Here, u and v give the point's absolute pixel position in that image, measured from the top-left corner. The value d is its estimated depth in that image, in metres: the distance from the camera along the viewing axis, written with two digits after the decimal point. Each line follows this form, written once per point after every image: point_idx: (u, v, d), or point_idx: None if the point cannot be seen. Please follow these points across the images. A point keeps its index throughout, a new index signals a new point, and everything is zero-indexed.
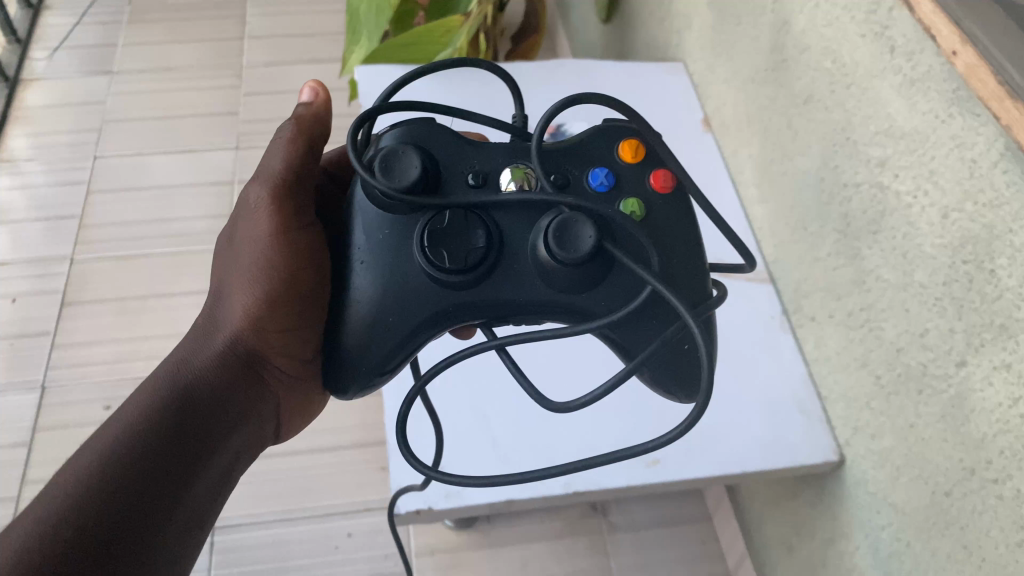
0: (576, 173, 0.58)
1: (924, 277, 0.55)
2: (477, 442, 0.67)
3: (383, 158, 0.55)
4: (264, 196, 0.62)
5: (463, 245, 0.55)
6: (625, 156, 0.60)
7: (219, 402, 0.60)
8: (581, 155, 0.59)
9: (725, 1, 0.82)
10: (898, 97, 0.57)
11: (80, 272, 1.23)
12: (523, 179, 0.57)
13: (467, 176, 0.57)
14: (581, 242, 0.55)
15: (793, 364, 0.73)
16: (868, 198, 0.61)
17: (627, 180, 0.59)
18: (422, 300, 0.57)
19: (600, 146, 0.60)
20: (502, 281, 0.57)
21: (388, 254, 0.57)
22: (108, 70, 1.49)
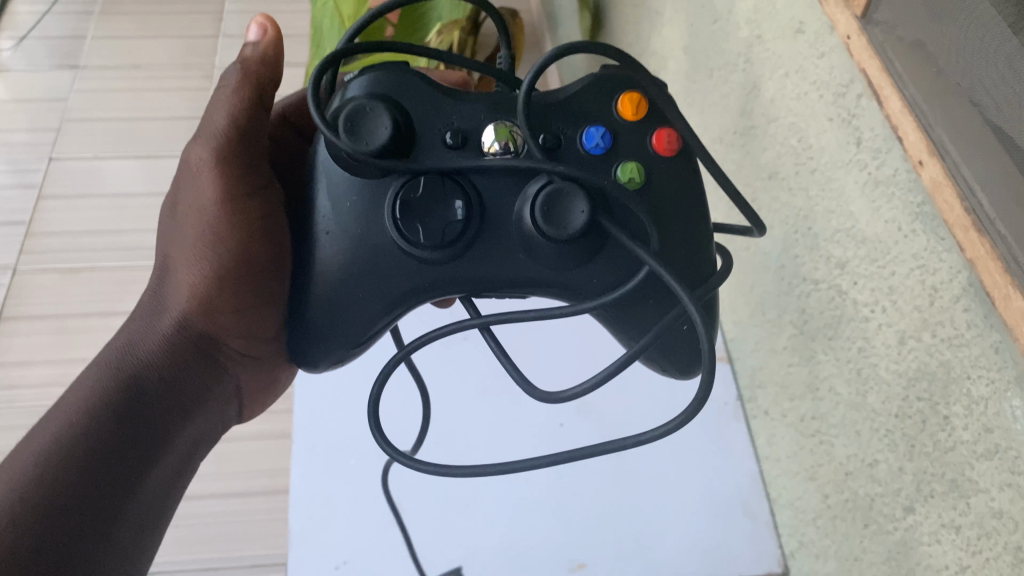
0: (569, 132, 0.49)
1: (877, 402, 0.49)
2: (387, 534, 0.62)
3: (348, 115, 0.46)
4: (209, 158, 0.55)
5: (439, 216, 0.48)
6: (626, 111, 0.50)
7: (173, 384, 0.54)
8: (575, 107, 0.50)
9: (699, 49, 0.76)
10: (862, 197, 0.50)
11: (22, 283, 1.22)
12: (508, 139, 0.48)
13: (444, 133, 0.48)
14: (573, 217, 0.48)
15: (743, 458, 0.67)
16: (826, 299, 0.55)
17: (628, 138, 0.50)
18: (397, 274, 0.50)
19: (597, 96, 0.50)
20: (482, 254, 0.50)
21: (354, 225, 0.50)
22: (74, 65, 1.49)
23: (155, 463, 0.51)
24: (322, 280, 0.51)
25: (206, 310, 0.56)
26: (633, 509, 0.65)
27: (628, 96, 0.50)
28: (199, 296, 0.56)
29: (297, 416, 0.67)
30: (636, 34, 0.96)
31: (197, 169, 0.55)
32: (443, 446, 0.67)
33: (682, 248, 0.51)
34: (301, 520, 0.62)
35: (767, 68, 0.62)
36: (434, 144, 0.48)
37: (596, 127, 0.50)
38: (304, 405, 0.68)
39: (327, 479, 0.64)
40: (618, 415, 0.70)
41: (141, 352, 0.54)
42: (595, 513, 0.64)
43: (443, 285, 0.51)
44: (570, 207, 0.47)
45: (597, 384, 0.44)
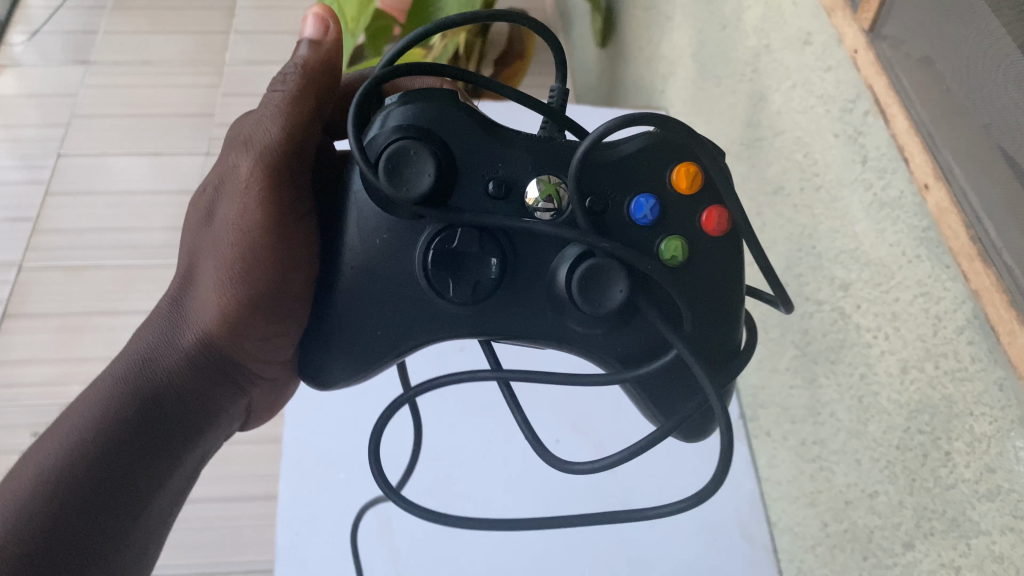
0: (617, 197, 0.43)
1: (878, 432, 0.48)
2: (374, 548, 0.61)
3: (390, 155, 0.41)
4: (257, 171, 0.48)
5: (471, 274, 0.43)
6: (680, 184, 0.44)
7: (188, 403, 0.50)
8: (629, 168, 0.43)
9: (707, 57, 0.74)
10: (867, 218, 0.48)
11: (27, 280, 1.22)
12: (553, 196, 0.43)
13: (486, 182, 0.43)
14: (610, 296, 0.43)
15: (743, 479, 0.65)
16: (829, 321, 0.53)
17: (678, 213, 0.44)
18: (418, 320, 0.45)
19: (656, 159, 0.44)
20: (510, 312, 0.45)
21: (383, 265, 0.44)
22: (84, 60, 1.49)
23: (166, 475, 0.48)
24: (337, 317, 0.46)
25: (234, 332, 0.50)
26: (628, 530, 0.63)
27: (686, 166, 0.43)
28: (230, 317, 0.50)
29: (287, 427, 0.66)
30: (646, 39, 0.94)
31: (242, 181, 0.48)
32: (435, 462, 0.66)
33: (724, 318, 0.46)
34: (287, 535, 0.61)
35: (774, 79, 0.61)
36: (473, 194, 0.42)
37: (647, 194, 0.44)
38: (295, 415, 0.67)
39: (314, 493, 0.63)
40: (616, 435, 0.68)
41: (153, 372, 0.49)
42: (588, 534, 0.63)
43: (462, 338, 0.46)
44: (613, 280, 0.43)
45: (610, 465, 0.42)
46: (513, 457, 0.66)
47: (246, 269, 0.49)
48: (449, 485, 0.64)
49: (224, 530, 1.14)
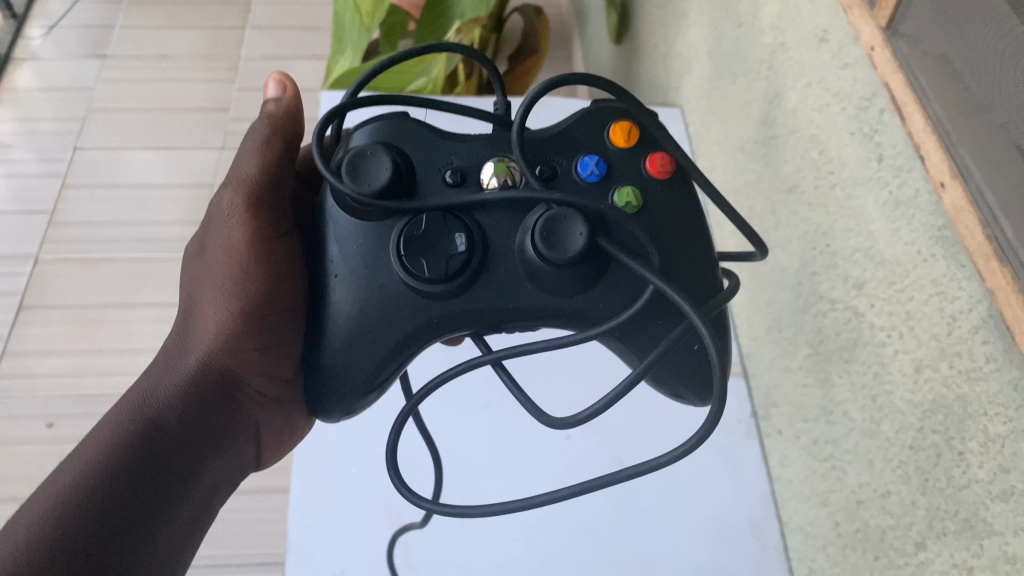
0: (564, 162, 0.50)
1: (891, 432, 0.47)
2: (383, 544, 0.61)
3: (349, 160, 0.46)
4: (238, 202, 0.53)
5: (443, 247, 0.47)
6: (617, 140, 0.51)
7: (192, 428, 0.51)
8: (567, 140, 0.51)
9: (723, 54, 0.74)
10: (882, 217, 0.48)
11: (44, 272, 1.23)
12: (507, 174, 0.48)
13: (444, 173, 0.49)
14: (572, 241, 0.46)
15: (754, 478, 0.65)
16: (843, 320, 0.53)
17: (620, 166, 0.50)
18: (406, 308, 0.49)
19: (588, 131, 0.51)
20: (490, 287, 0.49)
21: (364, 267, 0.49)
22: (102, 54, 1.50)
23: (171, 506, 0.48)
24: (337, 322, 0.50)
25: (230, 353, 0.54)
26: (638, 529, 0.63)
27: (619, 125, 0.51)
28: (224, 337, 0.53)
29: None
30: (661, 35, 0.94)
31: (225, 214, 0.54)
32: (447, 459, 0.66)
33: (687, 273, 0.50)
34: (298, 529, 0.61)
35: (790, 76, 0.60)
36: (433, 184, 0.48)
37: (589, 157, 0.50)
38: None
39: (325, 488, 0.63)
40: (629, 433, 0.67)
41: (151, 402, 0.51)
42: (599, 532, 0.63)
43: (454, 318, 0.49)
44: (569, 228, 0.46)
45: (605, 404, 0.44)
46: (524, 454, 0.66)
47: (239, 291, 0.53)
48: (460, 479, 0.65)
49: (237, 523, 1.15)
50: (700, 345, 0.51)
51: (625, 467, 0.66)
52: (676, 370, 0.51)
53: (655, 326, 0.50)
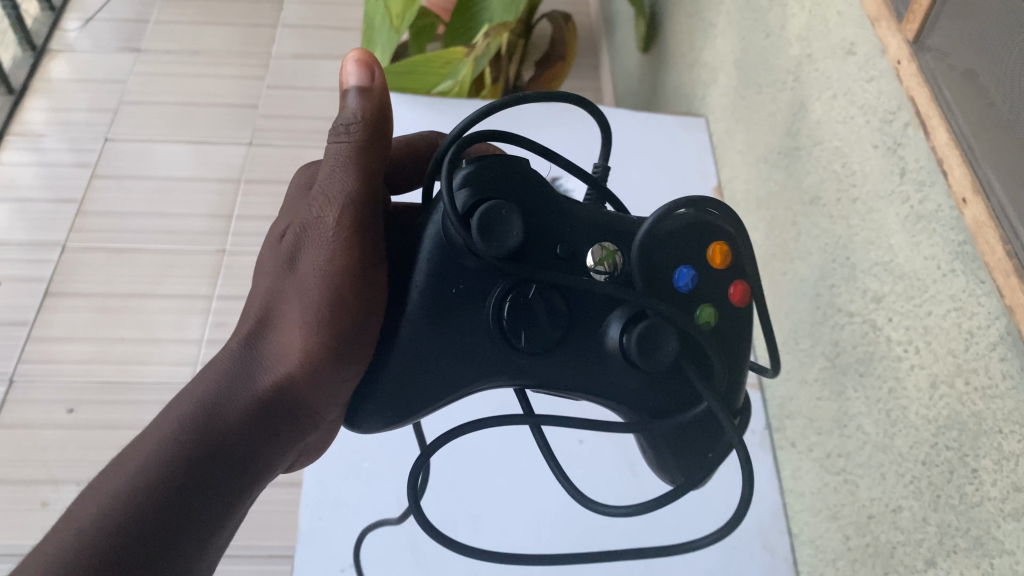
0: (667, 262, 0.44)
1: (904, 447, 0.47)
2: (394, 537, 0.62)
3: (483, 211, 0.40)
4: (332, 218, 0.43)
5: (541, 327, 0.42)
6: (717, 257, 0.45)
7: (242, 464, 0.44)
8: (671, 239, 0.44)
9: (749, 65, 0.74)
10: (902, 231, 0.48)
11: (69, 260, 1.25)
12: (611, 265, 0.43)
13: (552, 244, 0.43)
14: (661, 354, 0.43)
15: (766, 489, 0.65)
16: (860, 333, 0.53)
17: (716, 286, 0.45)
18: (477, 371, 0.43)
19: (694, 234, 0.45)
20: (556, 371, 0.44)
21: (452, 311, 0.42)
22: (135, 48, 1.52)
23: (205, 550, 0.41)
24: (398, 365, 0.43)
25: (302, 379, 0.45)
26: (647, 534, 0.63)
27: (720, 244, 0.45)
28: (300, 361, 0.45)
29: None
30: (688, 45, 0.94)
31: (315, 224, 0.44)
32: (457, 455, 0.66)
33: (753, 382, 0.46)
34: (310, 520, 0.62)
35: (815, 88, 0.60)
36: (540, 252, 0.42)
37: (689, 263, 0.44)
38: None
39: (336, 480, 0.64)
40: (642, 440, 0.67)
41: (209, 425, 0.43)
42: (607, 535, 0.62)
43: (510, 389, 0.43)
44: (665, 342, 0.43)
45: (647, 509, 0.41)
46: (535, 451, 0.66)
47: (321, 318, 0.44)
48: (472, 476, 0.65)
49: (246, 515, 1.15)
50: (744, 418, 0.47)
51: (637, 473, 0.66)
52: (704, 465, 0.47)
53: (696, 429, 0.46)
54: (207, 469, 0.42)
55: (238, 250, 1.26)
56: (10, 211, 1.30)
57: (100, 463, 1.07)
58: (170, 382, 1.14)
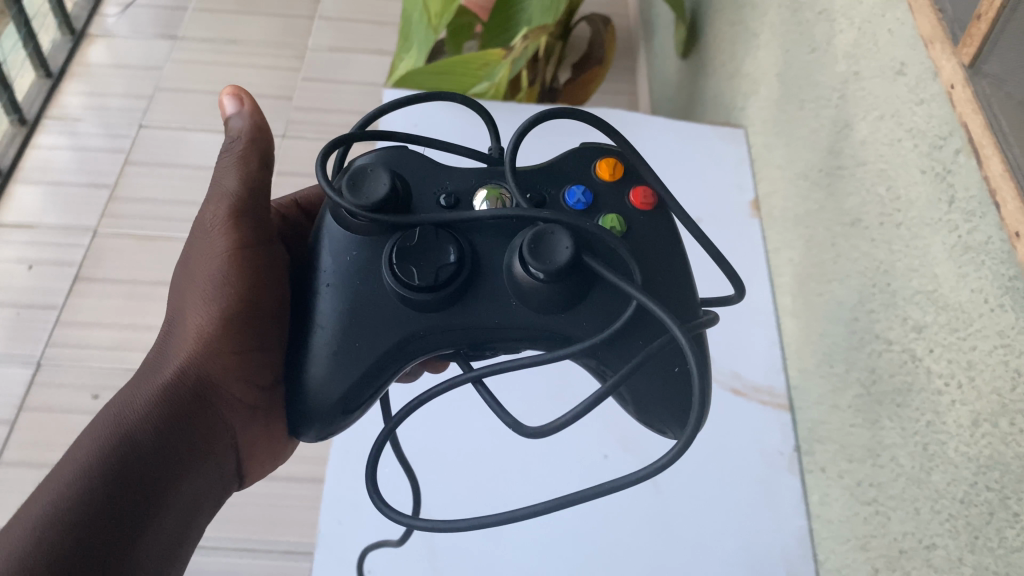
0: (552, 191, 0.51)
1: (941, 482, 0.46)
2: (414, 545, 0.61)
3: (350, 175, 0.47)
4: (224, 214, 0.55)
5: (434, 258, 0.47)
6: (603, 174, 0.52)
7: (170, 440, 0.51)
8: (556, 172, 0.52)
9: (793, 78, 0.73)
10: (948, 260, 0.47)
11: (99, 246, 1.25)
12: (498, 199, 0.49)
13: (437, 196, 0.49)
14: (558, 255, 0.46)
15: (793, 513, 0.64)
16: (898, 362, 0.52)
17: (606, 199, 0.51)
18: (392, 318, 0.48)
19: (576, 166, 0.52)
20: (476, 307, 0.49)
21: (355, 278, 0.49)
22: (172, 35, 1.52)
23: (153, 518, 0.48)
24: (321, 338, 0.49)
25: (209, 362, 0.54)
26: (668, 552, 0.62)
27: (605, 159, 0.52)
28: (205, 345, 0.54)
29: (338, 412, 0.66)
30: (730, 54, 0.92)
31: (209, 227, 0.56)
32: (476, 464, 0.65)
33: (678, 289, 0.50)
34: (330, 524, 0.62)
35: (861, 107, 0.59)
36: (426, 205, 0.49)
37: (580, 186, 0.51)
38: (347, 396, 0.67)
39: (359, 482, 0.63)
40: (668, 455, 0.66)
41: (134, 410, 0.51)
42: (628, 554, 0.62)
43: (434, 329, 0.49)
44: (554, 240, 0.46)
45: (577, 415, 0.43)
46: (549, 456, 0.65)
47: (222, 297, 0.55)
48: (490, 484, 0.64)
49: (265, 508, 1.15)
50: (681, 368, 0.50)
51: (659, 490, 0.65)
52: (656, 396, 0.49)
53: (635, 340, 0.48)
54: (139, 442, 0.50)
55: None
56: (44, 195, 1.31)
57: None
58: None
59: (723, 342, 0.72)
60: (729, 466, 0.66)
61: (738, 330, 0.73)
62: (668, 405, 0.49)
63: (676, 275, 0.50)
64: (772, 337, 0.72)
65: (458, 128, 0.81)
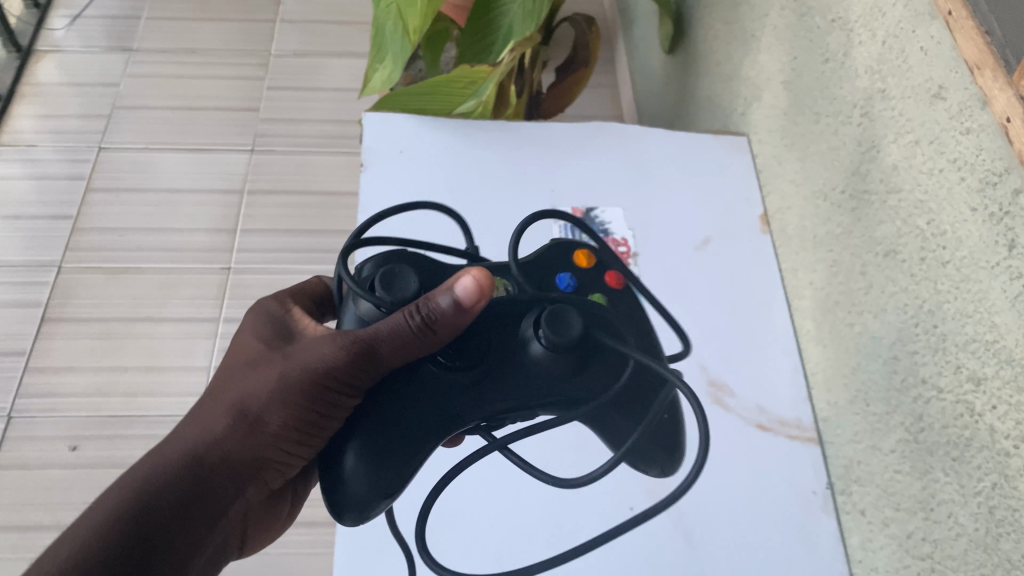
0: (541, 279, 0.52)
1: (1014, 552, 0.43)
2: None
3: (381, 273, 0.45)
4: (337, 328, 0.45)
5: (459, 333, 0.45)
6: (581, 261, 0.54)
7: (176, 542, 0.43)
8: (540, 262, 0.53)
9: (804, 88, 0.68)
10: (1009, 310, 0.43)
11: (66, 282, 1.18)
12: (497, 281, 0.50)
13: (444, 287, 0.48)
14: (572, 323, 0.45)
15: (831, 558, 0.60)
16: (951, 412, 0.48)
17: (587, 283, 0.53)
18: (419, 401, 0.44)
19: (555, 255, 0.54)
20: (498, 382, 0.46)
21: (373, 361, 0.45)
22: (127, 47, 1.45)
23: None
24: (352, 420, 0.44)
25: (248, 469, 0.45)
26: None
27: (580, 250, 0.54)
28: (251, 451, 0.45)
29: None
30: (725, 54, 0.88)
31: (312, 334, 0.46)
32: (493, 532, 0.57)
33: (652, 349, 0.53)
34: None
35: (890, 128, 0.55)
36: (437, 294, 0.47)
37: (563, 274, 0.53)
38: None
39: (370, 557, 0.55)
40: (697, 501, 0.61)
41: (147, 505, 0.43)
42: None
43: (457, 410, 0.45)
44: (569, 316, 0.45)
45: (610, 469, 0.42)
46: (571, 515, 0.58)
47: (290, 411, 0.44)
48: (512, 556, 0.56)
49: None
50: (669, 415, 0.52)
51: (692, 543, 0.59)
52: (654, 444, 0.51)
53: (642, 399, 0.49)
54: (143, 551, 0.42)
55: (244, 266, 1.19)
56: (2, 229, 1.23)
57: None
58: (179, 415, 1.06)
59: (746, 370, 0.68)
60: (764, 509, 0.61)
61: (760, 357, 0.69)
62: (661, 444, 0.51)
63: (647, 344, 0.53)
64: (795, 365, 0.69)
65: (447, 152, 0.77)
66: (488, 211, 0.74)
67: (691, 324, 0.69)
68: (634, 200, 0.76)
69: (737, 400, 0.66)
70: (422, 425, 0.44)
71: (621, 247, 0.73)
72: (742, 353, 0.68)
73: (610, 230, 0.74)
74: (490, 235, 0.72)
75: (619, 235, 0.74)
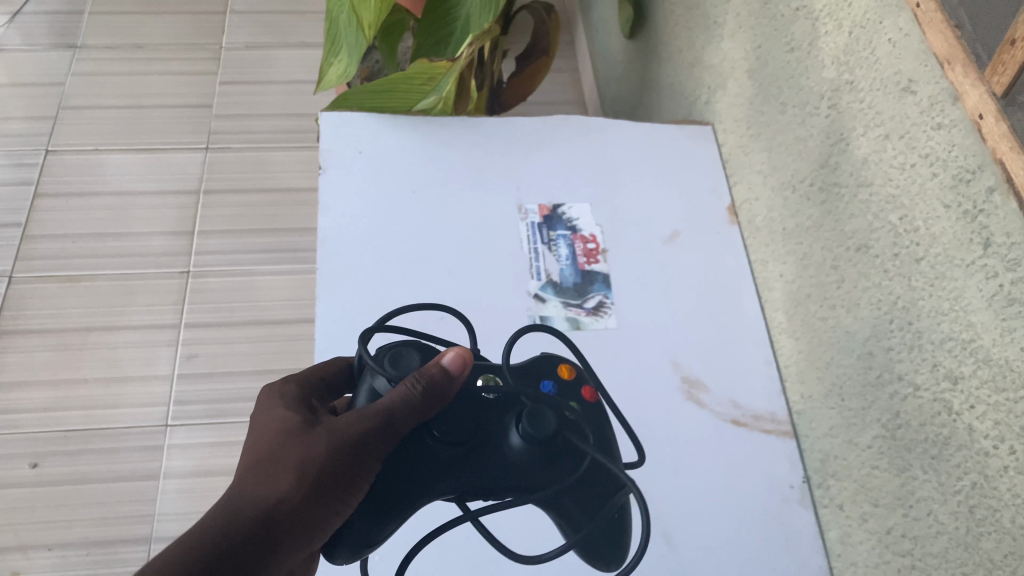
0: (528, 383, 0.54)
1: (996, 552, 0.42)
2: None
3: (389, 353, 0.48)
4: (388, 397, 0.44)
5: (452, 422, 0.47)
6: (564, 374, 0.56)
7: None
8: (525, 369, 0.55)
9: (768, 78, 0.68)
10: (986, 308, 0.43)
11: (17, 291, 1.12)
12: (492, 380, 0.51)
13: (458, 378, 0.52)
14: (544, 422, 0.48)
15: (810, 552, 0.60)
16: (928, 410, 0.48)
17: (566, 392, 0.55)
18: (422, 471, 0.47)
19: (544, 364, 0.56)
20: (473, 470, 0.48)
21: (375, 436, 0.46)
22: (72, 44, 1.40)
23: None
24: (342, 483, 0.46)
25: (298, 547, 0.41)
26: None
27: (565, 363, 0.56)
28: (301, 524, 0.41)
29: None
30: (685, 41, 0.87)
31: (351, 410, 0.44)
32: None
33: (613, 453, 0.54)
34: None
35: (858, 122, 0.54)
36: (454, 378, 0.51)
37: (547, 380, 0.55)
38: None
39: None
40: (676, 500, 0.60)
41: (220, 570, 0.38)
42: None
43: (432, 488, 0.47)
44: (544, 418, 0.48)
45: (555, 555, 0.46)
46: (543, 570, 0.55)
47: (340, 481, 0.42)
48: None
49: None
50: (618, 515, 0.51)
51: (674, 546, 0.58)
52: (602, 539, 0.53)
53: (599, 500, 0.51)
54: None
55: (204, 269, 1.15)
56: None
57: (73, 522, 0.96)
58: (144, 426, 1.02)
59: (719, 365, 0.67)
60: (742, 506, 0.61)
61: (733, 351, 0.68)
62: (616, 544, 0.53)
63: (610, 452, 0.54)
64: (767, 357, 0.68)
65: (408, 152, 0.75)
66: (451, 210, 0.72)
67: (662, 320, 0.68)
68: (601, 195, 0.75)
69: (711, 396, 0.65)
70: (412, 493, 0.46)
71: (590, 245, 0.72)
72: (715, 348, 0.68)
73: (577, 227, 0.73)
74: (455, 236, 0.70)
75: (587, 232, 0.73)
